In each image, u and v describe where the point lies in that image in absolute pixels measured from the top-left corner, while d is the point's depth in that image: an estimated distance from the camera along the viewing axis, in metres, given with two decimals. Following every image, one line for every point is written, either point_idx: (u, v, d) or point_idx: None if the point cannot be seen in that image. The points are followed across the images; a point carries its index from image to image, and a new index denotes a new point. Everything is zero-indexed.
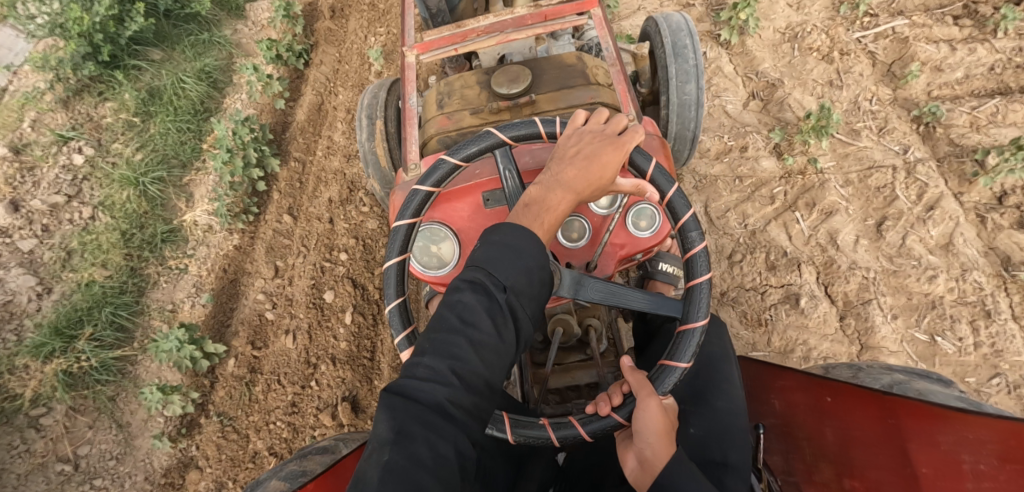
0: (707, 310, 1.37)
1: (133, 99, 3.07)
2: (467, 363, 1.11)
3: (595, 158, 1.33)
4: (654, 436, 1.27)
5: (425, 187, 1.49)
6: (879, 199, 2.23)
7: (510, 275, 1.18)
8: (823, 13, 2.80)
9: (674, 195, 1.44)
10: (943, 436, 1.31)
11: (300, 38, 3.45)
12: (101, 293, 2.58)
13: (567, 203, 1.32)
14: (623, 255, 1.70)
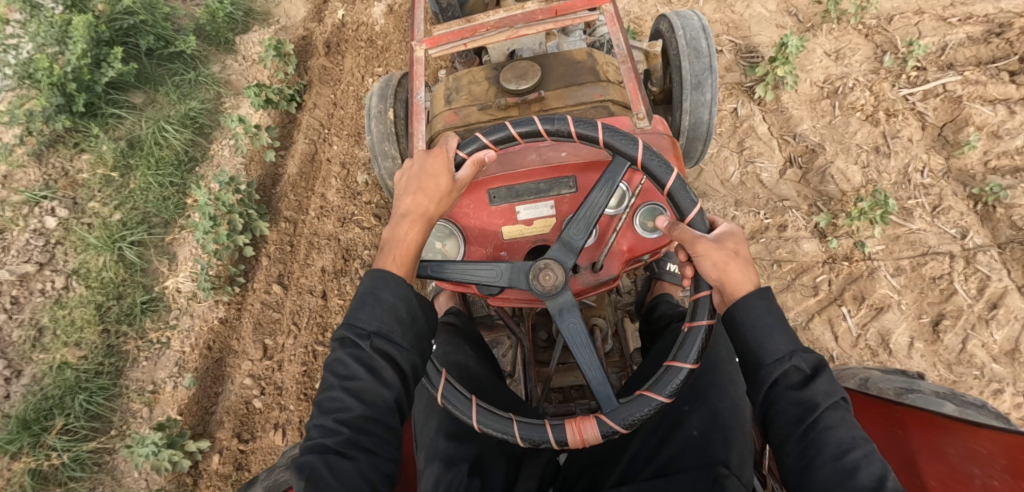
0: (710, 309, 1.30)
1: (111, 152, 2.84)
2: (352, 409, 1.21)
3: (420, 182, 1.41)
4: (720, 274, 1.30)
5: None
6: (934, 293, 2.00)
7: (370, 319, 1.27)
8: (865, 64, 2.55)
9: (644, 156, 1.39)
10: (950, 448, 1.33)
11: (292, 77, 3.22)
12: (74, 378, 2.38)
13: (416, 231, 1.39)
14: (629, 254, 1.61)
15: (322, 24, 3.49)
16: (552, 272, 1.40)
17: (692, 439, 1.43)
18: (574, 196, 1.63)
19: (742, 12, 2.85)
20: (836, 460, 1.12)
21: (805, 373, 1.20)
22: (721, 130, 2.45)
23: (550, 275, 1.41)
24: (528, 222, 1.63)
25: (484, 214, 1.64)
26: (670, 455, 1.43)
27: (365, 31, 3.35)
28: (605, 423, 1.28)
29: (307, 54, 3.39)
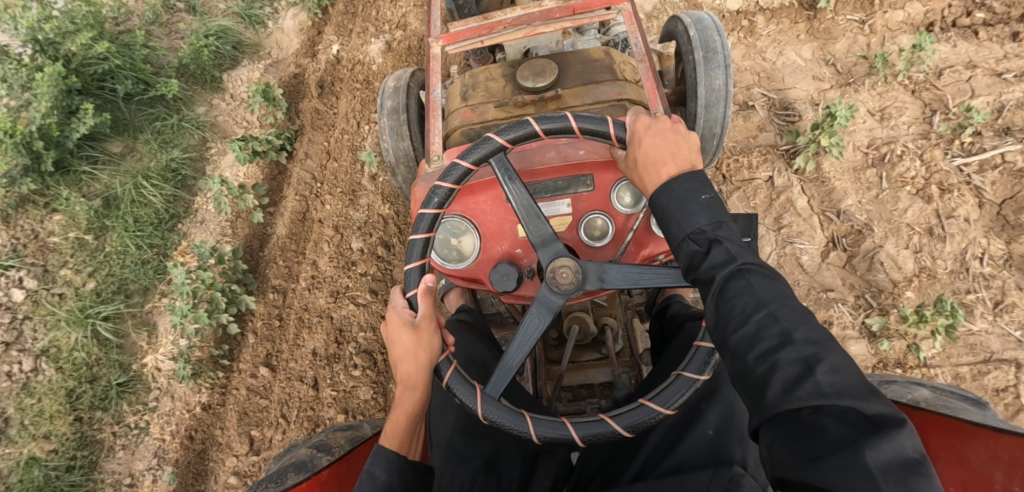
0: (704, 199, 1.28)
1: (83, 211, 2.61)
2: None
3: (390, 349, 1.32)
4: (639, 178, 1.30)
5: (446, 183, 1.34)
6: (1000, 407, 1.80)
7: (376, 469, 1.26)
8: (912, 127, 2.30)
9: (542, 126, 1.31)
10: (972, 453, 1.11)
11: (283, 123, 2.99)
12: (42, 476, 2.20)
13: (408, 400, 1.32)
14: (645, 257, 1.51)
15: (315, 61, 3.26)
16: (569, 272, 1.30)
17: (707, 439, 1.33)
18: (592, 194, 1.52)
19: (774, 59, 2.61)
20: (742, 328, 0.96)
21: (703, 251, 1.07)
22: (756, 203, 2.22)
23: (567, 274, 1.30)
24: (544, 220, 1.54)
25: (498, 213, 1.55)
26: (685, 452, 1.32)
27: (362, 70, 3.11)
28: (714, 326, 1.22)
29: (299, 94, 3.15)
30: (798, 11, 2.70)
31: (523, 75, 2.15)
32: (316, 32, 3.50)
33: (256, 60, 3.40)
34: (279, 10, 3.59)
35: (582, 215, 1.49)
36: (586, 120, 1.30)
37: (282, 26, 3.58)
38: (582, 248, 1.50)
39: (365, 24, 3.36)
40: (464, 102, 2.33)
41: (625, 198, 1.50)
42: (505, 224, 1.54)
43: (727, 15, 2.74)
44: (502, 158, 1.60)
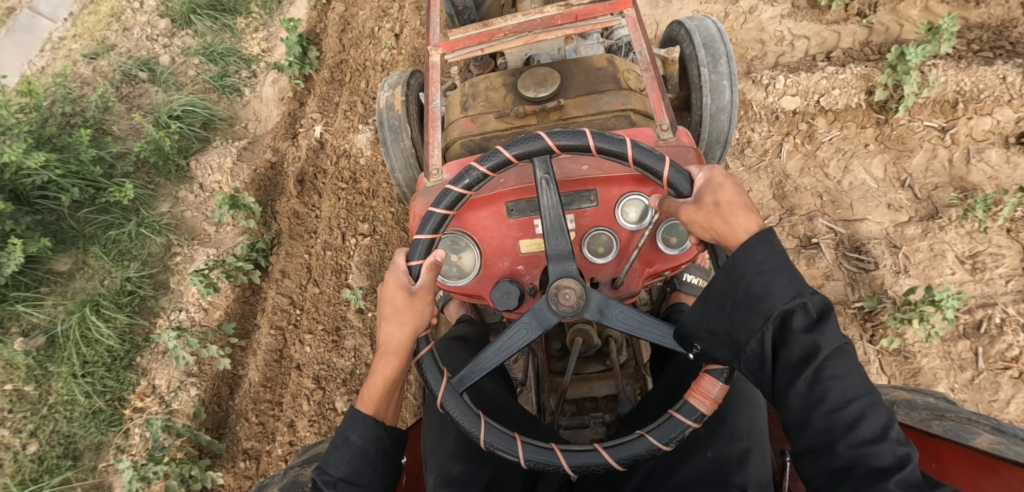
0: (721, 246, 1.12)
1: (21, 355, 2.26)
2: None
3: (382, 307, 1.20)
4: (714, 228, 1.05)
5: (439, 210, 1.19)
6: None
7: (340, 464, 1.09)
8: (1013, 284, 1.90)
9: (636, 152, 1.14)
10: (987, 483, 1.05)
11: (256, 232, 2.57)
12: None
13: (393, 366, 1.16)
14: (651, 272, 1.44)
15: (296, 145, 2.83)
16: (570, 290, 1.16)
17: (706, 461, 1.11)
18: (595, 209, 1.45)
19: (839, 177, 2.18)
20: (841, 413, 0.86)
21: (812, 320, 0.87)
22: None
23: (569, 293, 1.16)
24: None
25: (499, 230, 1.41)
26: (684, 478, 1.11)
27: (348, 165, 2.64)
28: (716, 382, 1.03)
29: (276, 188, 2.74)
30: (866, 114, 2.25)
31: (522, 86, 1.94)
32: (297, 103, 3.10)
33: (229, 141, 3.00)
34: (255, 79, 3.23)
35: (587, 233, 1.42)
36: (606, 139, 1.14)
37: (261, 96, 3.17)
38: (586, 264, 1.43)
39: (354, 100, 2.95)
40: (463, 112, 2.09)
41: (630, 214, 1.42)
42: (506, 242, 1.41)
43: (782, 115, 2.29)
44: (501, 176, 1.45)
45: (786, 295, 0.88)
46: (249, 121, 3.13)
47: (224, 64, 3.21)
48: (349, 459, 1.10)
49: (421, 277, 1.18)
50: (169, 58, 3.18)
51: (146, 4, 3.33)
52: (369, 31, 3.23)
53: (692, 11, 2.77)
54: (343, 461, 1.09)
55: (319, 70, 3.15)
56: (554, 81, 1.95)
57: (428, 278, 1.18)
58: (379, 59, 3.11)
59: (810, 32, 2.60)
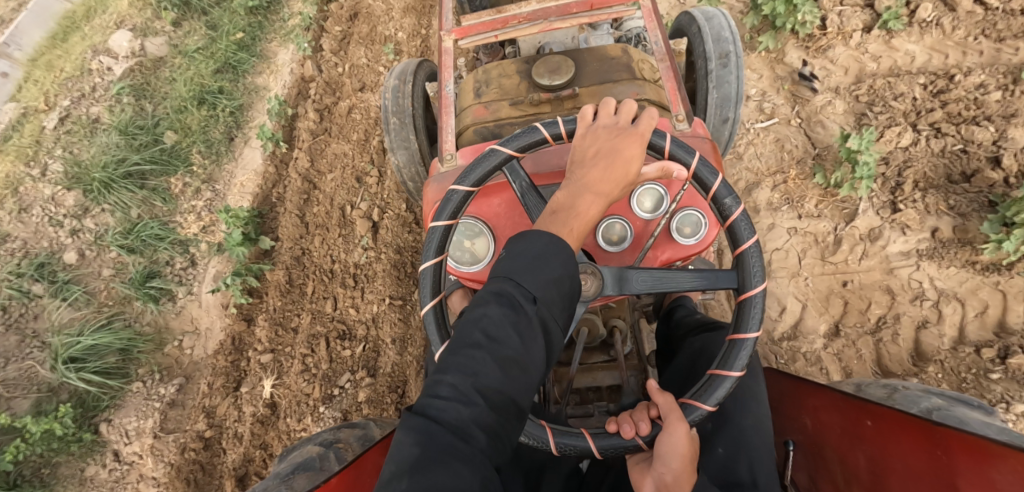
0: (762, 321, 1.14)
1: None
2: (491, 380, 0.93)
3: (609, 158, 1.16)
4: (678, 460, 1.10)
5: (507, 150, 1.28)
6: None
7: (541, 285, 1.00)
8: None
9: (720, 189, 1.21)
10: (997, 475, 1.10)
11: None
12: None
13: (599, 209, 1.14)
14: (664, 263, 1.38)
15: (239, 411, 2.09)
16: (592, 281, 1.21)
17: (718, 458, 1.35)
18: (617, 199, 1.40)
19: None
20: None
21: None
22: None
23: (587, 281, 1.21)
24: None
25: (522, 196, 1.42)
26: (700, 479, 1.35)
27: None
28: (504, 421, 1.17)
29: (212, 481, 2.04)
30: None
31: (535, 72, 1.91)
32: (247, 321, 2.31)
33: (158, 378, 2.26)
34: (194, 270, 2.48)
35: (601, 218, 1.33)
36: (681, 147, 1.23)
37: (201, 298, 2.42)
38: (598, 254, 1.35)
39: (316, 331, 2.19)
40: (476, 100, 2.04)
41: (646, 202, 1.35)
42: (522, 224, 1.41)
43: None
44: (543, 154, 1.46)
45: None
46: (183, 335, 2.36)
47: (153, 253, 2.47)
48: (549, 283, 1.01)
49: (649, 168, 1.21)
50: (76, 251, 2.40)
51: (49, 169, 2.56)
52: (338, 213, 2.42)
53: (788, 229, 2.00)
54: (543, 284, 1.01)
55: (274, 268, 2.37)
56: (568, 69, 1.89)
57: (655, 173, 1.21)
58: (351, 261, 2.30)
59: (960, 287, 1.82)
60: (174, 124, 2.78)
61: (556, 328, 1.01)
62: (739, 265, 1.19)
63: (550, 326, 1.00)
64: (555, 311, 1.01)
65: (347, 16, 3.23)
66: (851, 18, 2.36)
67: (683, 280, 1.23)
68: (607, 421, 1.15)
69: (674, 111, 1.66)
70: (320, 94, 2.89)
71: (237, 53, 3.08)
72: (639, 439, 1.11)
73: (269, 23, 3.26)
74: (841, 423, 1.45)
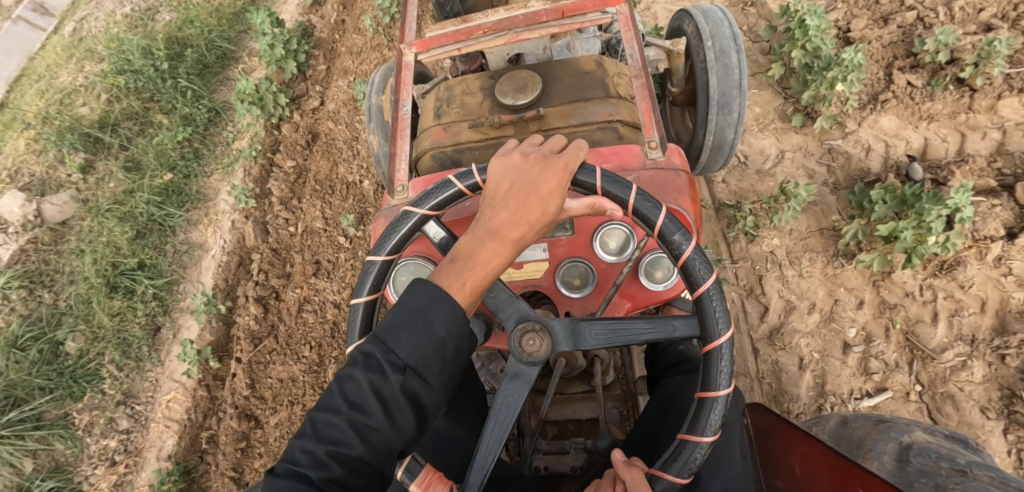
0: (733, 378, 0.91)
1: None
2: (352, 452, 0.87)
3: (525, 196, 1.01)
4: None
5: (421, 211, 1.09)
6: None
7: (414, 350, 0.93)
8: None
9: (666, 225, 1.00)
10: None
11: None
12: None
13: (503, 259, 1.00)
14: (632, 309, 1.26)
15: None
16: (541, 339, 1.02)
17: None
18: (573, 237, 1.28)
19: None
20: None
21: None
22: None
23: (535, 342, 1.02)
24: (518, 265, 1.29)
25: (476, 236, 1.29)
26: None
27: None
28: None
29: None
30: None
31: (498, 91, 1.60)
32: None
33: None
34: None
35: (558, 265, 1.26)
36: (611, 179, 1.04)
37: None
38: (560, 300, 1.26)
39: None
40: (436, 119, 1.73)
41: (610, 242, 1.23)
42: None
43: None
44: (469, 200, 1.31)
45: None
46: None
47: None
48: (422, 347, 0.94)
49: (577, 202, 1.05)
50: None
51: None
52: None
53: None
54: (416, 348, 0.93)
55: None
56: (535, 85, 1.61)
57: (585, 209, 1.04)
58: None
59: None
60: (78, 323, 2.18)
61: (430, 396, 0.95)
62: (697, 311, 0.98)
63: (421, 392, 0.94)
64: (430, 377, 0.95)
65: (303, 142, 2.57)
66: (988, 218, 1.66)
67: (635, 330, 1.03)
68: None
69: (643, 139, 1.41)
70: (266, 270, 2.23)
71: (162, 207, 2.42)
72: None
73: (207, 150, 2.60)
74: (827, 480, 1.00)
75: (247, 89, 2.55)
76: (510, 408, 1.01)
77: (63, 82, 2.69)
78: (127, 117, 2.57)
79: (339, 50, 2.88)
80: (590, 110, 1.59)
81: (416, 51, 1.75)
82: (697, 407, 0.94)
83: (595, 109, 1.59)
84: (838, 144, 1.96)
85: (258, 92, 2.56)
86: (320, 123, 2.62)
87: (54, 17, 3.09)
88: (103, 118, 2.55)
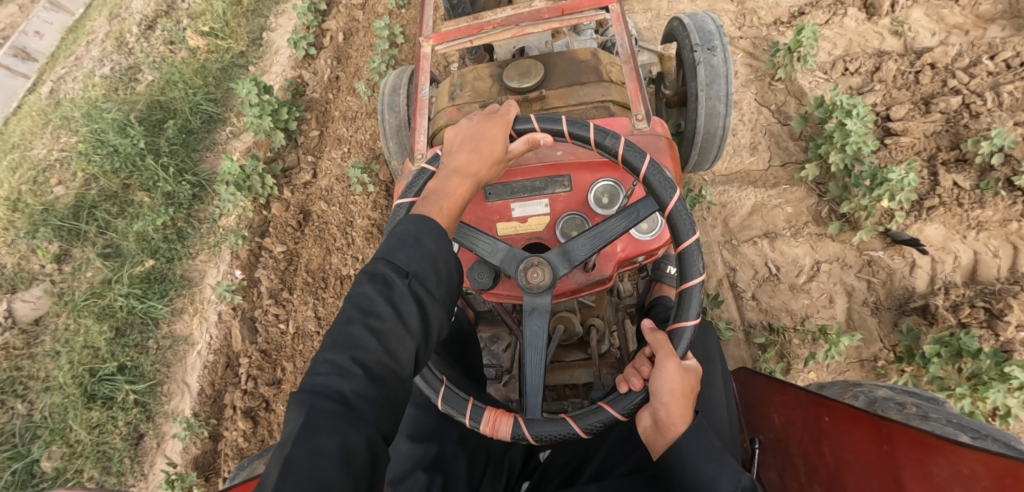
0: (693, 221, 1.19)
1: None
2: (369, 352, 0.97)
3: (474, 143, 1.26)
4: (671, 396, 1.08)
5: (407, 201, 1.28)
6: None
7: (409, 259, 1.06)
8: None
9: (598, 136, 1.27)
10: (936, 468, 1.00)
11: None
12: None
13: (467, 187, 1.22)
14: (624, 258, 1.43)
15: None
16: (543, 270, 1.21)
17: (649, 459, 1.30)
18: (569, 194, 1.45)
19: None
20: None
21: None
22: None
23: (539, 272, 1.22)
24: (521, 220, 1.45)
25: (478, 211, 1.47)
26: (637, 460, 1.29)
27: None
28: (510, 426, 1.13)
29: None
30: None
31: (504, 76, 1.76)
32: None
33: None
34: None
35: (557, 219, 1.43)
36: (546, 119, 1.29)
37: None
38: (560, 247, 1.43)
39: None
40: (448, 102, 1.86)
41: (602, 198, 1.42)
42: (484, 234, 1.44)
43: None
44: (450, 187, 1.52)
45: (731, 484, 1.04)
46: None
47: None
48: (419, 259, 1.07)
49: (517, 143, 1.28)
50: None
51: None
52: None
53: None
54: (413, 260, 1.07)
55: None
56: (538, 71, 1.75)
57: (524, 146, 1.28)
58: None
59: None
60: (54, 438, 2.04)
61: (431, 302, 1.06)
62: (648, 189, 1.25)
63: (423, 296, 1.05)
64: (429, 285, 1.07)
65: (294, 223, 2.37)
66: None
67: (611, 223, 1.25)
68: (616, 380, 1.16)
69: (632, 111, 1.58)
70: (256, 376, 2.09)
71: (144, 301, 2.25)
72: (646, 388, 1.12)
73: (192, 230, 2.42)
74: (801, 414, 1.32)
75: (232, 170, 2.37)
76: (539, 335, 1.22)
77: (37, 155, 2.51)
78: (105, 197, 2.39)
79: (332, 114, 2.69)
80: (585, 93, 1.75)
81: (432, 44, 1.86)
82: (679, 297, 1.18)
83: (588, 91, 1.76)
84: (879, 255, 1.79)
85: (244, 175, 2.39)
86: (312, 201, 2.43)
87: (37, 62, 2.98)
88: (77, 200, 2.37)
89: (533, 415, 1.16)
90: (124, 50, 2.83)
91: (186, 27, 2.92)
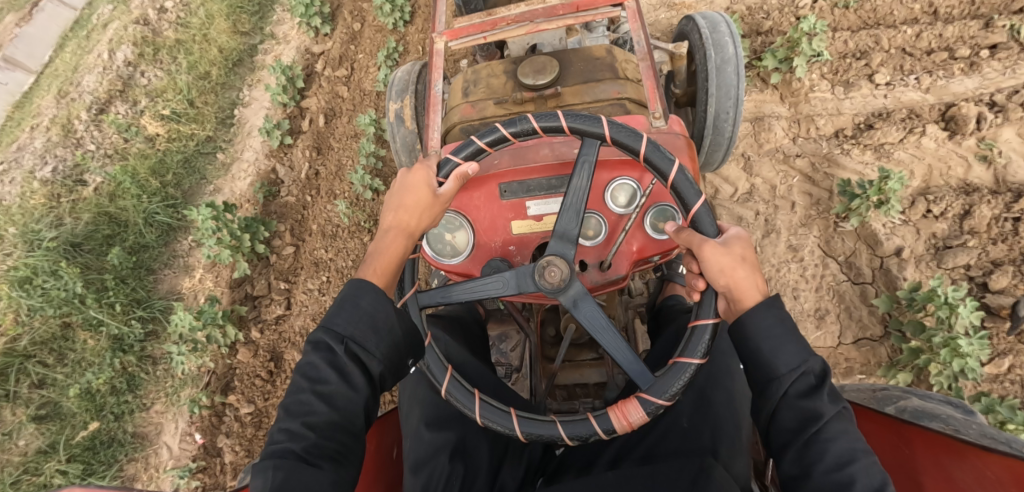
0: (636, 128, 1.04)
1: None
2: (320, 416, 0.89)
3: (399, 198, 1.06)
4: (723, 274, 0.96)
5: None
6: None
7: (347, 321, 0.93)
8: None
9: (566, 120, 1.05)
10: (958, 472, 0.96)
11: None
12: None
13: (405, 243, 1.04)
14: (639, 256, 1.20)
15: None
16: (558, 267, 1.04)
17: (679, 431, 1.11)
18: None
19: None
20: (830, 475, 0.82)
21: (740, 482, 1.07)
22: None
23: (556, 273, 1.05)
24: (538, 218, 1.21)
25: (491, 209, 1.22)
26: (659, 439, 1.11)
27: None
28: (640, 410, 0.98)
29: None
30: None
31: (517, 72, 1.45)
32: None
33: None
34: None
35: None
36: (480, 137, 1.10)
37: None
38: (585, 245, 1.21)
39: None
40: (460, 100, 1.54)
41: (618, 196, 1.18)
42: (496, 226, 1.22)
43: None
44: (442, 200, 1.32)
45: (792, 362, 0.89)
46: None
47: None
48: (358, 321, 0.94)
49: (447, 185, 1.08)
50: None
51: None
52: None
53: None
54: (351, 320, 0.93)
55: None
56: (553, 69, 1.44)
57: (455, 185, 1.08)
58: None
59: None
60: None
61: (379, 359, 0.94)
62: (582, 135, 1.07)
63: (367, 358, 0.93)
64: (372, 344, 0.94)
65: (263, 374, 2.01)
66: None
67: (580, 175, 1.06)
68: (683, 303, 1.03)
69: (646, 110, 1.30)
70: None
71: (86, 477, 1.91)
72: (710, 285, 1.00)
73: (144, 377, 2.05)
74: None
75: (184, 323, 2.00)
76: (595, 318, 1.05)
77: None
78: (39, 344, 2.02)
79: (309, 225, 2.27)
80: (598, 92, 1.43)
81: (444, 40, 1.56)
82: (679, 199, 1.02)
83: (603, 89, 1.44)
84: None
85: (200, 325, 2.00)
86: (285, 343, 2.06)
87: None
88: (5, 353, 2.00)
89: (651, 382, 1.01)
90: (70, 142, 2.42)
91: (144, 109, 2.51)
